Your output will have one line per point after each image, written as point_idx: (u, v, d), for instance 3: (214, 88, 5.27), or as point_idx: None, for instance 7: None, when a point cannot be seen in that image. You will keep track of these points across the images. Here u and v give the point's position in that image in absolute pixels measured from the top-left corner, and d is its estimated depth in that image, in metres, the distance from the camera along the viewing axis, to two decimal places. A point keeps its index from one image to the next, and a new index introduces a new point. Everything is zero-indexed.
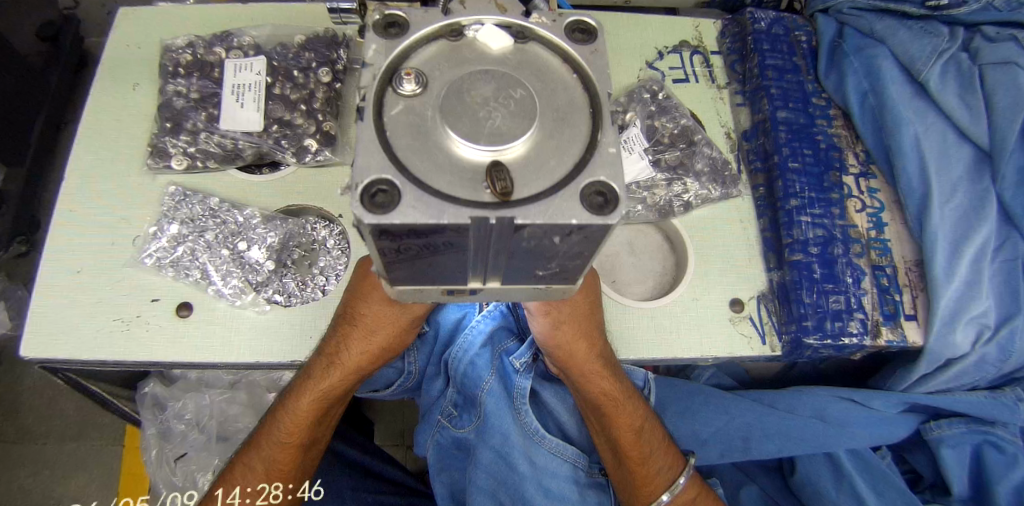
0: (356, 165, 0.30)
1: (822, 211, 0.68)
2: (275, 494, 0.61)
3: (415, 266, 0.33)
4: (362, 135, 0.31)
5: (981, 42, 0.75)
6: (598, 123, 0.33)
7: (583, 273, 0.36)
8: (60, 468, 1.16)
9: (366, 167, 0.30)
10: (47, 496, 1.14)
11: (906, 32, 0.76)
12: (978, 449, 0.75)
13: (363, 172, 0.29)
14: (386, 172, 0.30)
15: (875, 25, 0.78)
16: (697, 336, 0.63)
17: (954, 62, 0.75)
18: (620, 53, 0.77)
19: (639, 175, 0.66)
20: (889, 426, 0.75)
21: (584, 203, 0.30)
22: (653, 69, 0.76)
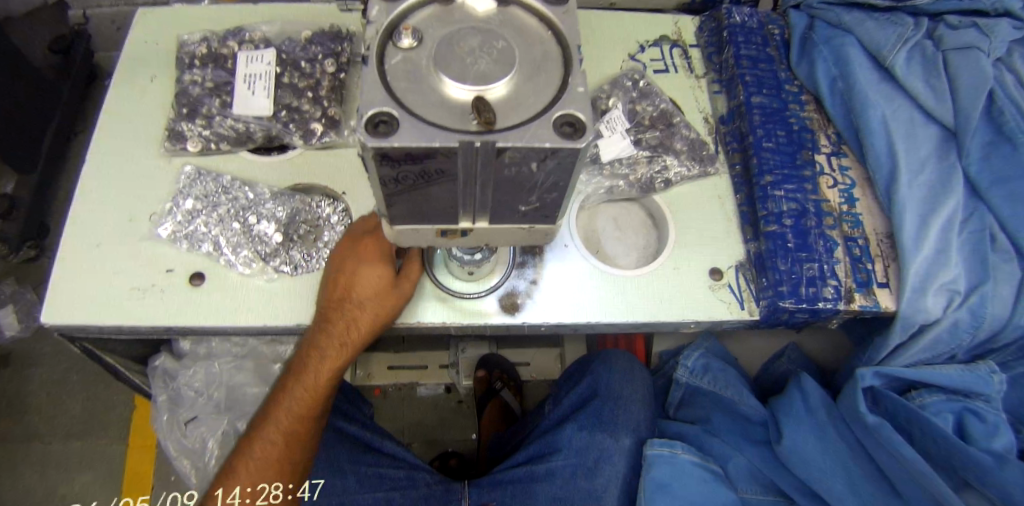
0: (361, 100, 0.36)
1: (796, 187, 0.72)
2: (276, 492, 0.68)
3: (413, 199, 0.40)
4: (366, 78, 0.37)
5: (943, 30, 0.81)
6: (570, 71, 0.39)
7: (559, 210, 0.42)
8: (64, 467, 1.20)
9: (369, 102, 0.36)
10: (50, 494, 1.17)
11: (872, 23, 0.81)
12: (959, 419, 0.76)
13: (366, 105, 0.35)
14: (386, 106, 0.36)
15: (843, 17, 0.83)
16: (681, 301, 0.67)
17: (919, 48, 0.80)
18: (603, 46, 0.82)
19: (619, 153, 0.71)
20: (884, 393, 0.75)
21: (557, 131, 0.35)
22: (635, 60, 0.81)
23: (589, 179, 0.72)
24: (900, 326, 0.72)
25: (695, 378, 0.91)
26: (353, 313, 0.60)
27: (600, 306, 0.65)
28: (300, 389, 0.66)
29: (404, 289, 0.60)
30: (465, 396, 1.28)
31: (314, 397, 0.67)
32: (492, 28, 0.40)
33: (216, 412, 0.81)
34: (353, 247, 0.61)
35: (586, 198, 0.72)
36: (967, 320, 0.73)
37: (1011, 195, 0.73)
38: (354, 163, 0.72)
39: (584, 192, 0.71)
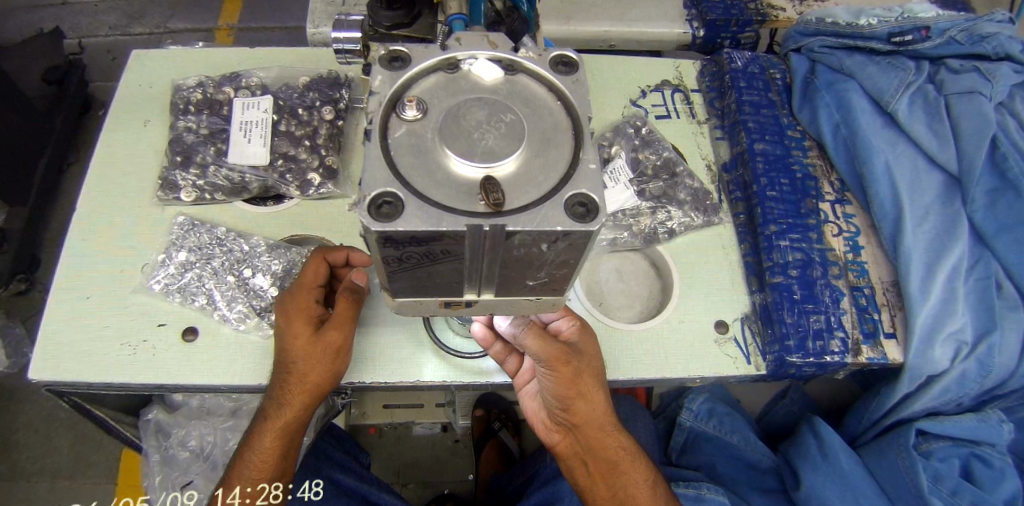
0: (363, 180, 0.34)
1: (801, 236, 0.70)
2: (275, 494, 0.63)
3: (416, 274, 0.38)
4: (368, 154, 0.35)
5: (945, 74, 0.81)
6: (580, 143, 0.37)
7: (567, 284, 0.40)
8: None
9: (372, 183, 0.34)
10: None
11: (873, 67, 0.81)
12: (967, 464, 0.76)
13: (369, 185, 0.34)
14: (389, 186, 0.34)
15: (845, 61, 0.83)
16: (685, 355, 0.64)
17: (921, 93, 0.80)
18: (603, 92, 0.81)
19: (625, 201, 0.70)
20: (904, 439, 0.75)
21: (568, 212, 0.34)
22: (637, 106, 0.80)
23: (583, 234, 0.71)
24: (910, 378, 0.70)
25: (699, 423, 0.87)
26: (298, 373, 0.56)
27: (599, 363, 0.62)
28: (266, 435, 0.60)
29: (331, 339, 0.56)
30: (462, 435, 1.25)
31: (273, 454, 0.61)
32: (499, 99, 0.38)
33: (211, 470, 0.78)
34: (289, 308, 0.58)
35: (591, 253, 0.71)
36: (975, 369, 0.72)
37: (1015, 241, 0.73)
38: (351, 214, 0.70)
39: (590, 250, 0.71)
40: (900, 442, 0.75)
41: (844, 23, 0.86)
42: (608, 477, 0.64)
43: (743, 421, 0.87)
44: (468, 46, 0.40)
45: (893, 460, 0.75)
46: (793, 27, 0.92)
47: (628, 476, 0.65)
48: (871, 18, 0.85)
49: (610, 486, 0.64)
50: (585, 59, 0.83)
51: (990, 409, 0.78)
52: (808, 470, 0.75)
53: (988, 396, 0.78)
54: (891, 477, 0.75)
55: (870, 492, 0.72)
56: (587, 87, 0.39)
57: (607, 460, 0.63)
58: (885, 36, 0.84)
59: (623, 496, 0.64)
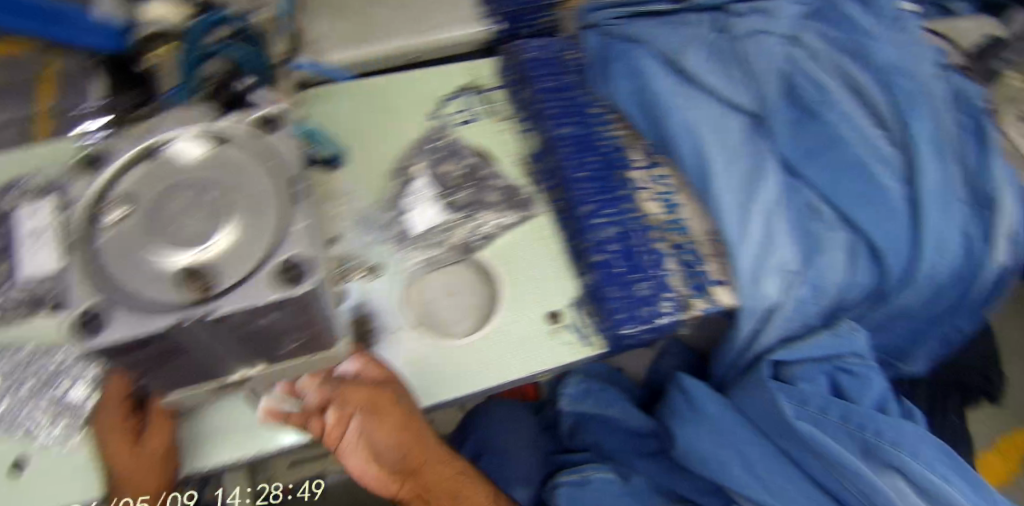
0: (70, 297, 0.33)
1: (617, 209, 0.75)
2: None
3: (165, 369, 0.38)
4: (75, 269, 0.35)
5: (730, 21, 0.89)
6: (291, 203, 0.37)
7: (324, 337, 0.41)
8: None
9: (80, 297, 0.34)
10: None
11: (662, 30, 0.88)
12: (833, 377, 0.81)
13: (78, 301, 0.34)
14: (98, 297, 0.34)
15: (634, 30, 0.89)
16: (523, 355, 0.67)
17: (711, 44, 0.87)
18: (404, 110, 0.83)
19: (434, 222, 0.74)
20: (768, 381, 0.78)
21: (274, 280, 0.34)
22: (436, 118, 0.82)
23: (399, 258, 0.72)
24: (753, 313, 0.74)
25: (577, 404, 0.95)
26: (128, 487, 0.57)
27: (450, 383, 0.66)
28: None
29: (152, 448, 0.56)
30: None
31: None
32: (203, 176, 0.38)
33: None
34: (106, 426, 0.57)
35: (406, 274, 0.71)
36: (812, 289, 0.76)
37: (825, 164, 0.81)
38: None
39: (403, 269, 0.71)
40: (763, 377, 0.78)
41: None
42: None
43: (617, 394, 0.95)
44: (169, 127, 0.39)
45: (760, 398, 0.79)
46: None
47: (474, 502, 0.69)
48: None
49: None
50: (383, 78, 0.85)
51: (842, 320, 0.81)
52: (681, 424, 0.82)
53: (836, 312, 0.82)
54: (760, 413, 0.79)
55: (737, 429, 0.80)
56: (291, 144, 0.40)
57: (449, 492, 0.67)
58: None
59: None
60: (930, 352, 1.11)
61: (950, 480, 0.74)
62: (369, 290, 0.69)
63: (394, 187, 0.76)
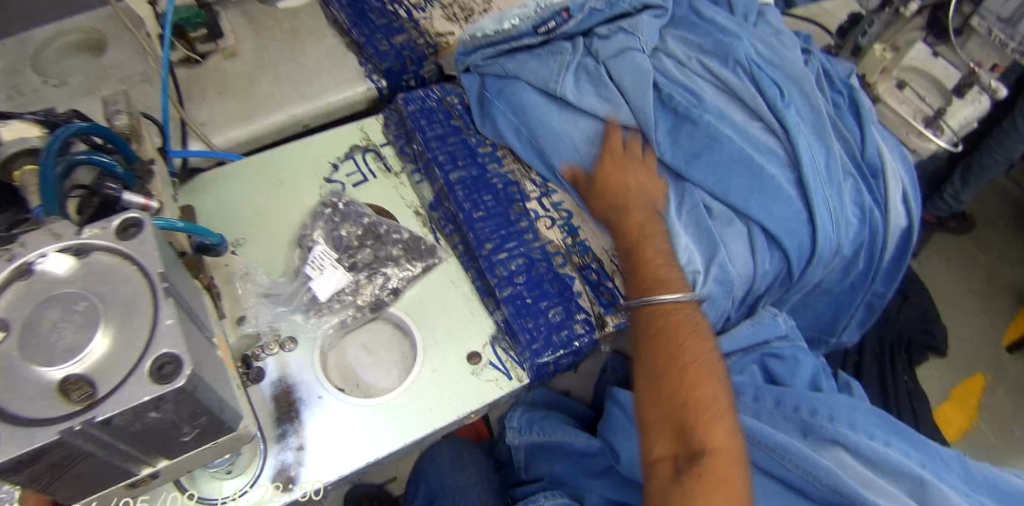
0: None
1: (518, 243, 0.84)
2: None
3: (61, 483, 0.39)
4: None
5: (598, 43, 0.94)
6: (158, 301, 0.39)
7: (223, 422, 0.43)
8: None
9: None
10: None
11: (534, 61, 0.93)
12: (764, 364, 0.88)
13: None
14: None
15: (507, 66, 0.95)
16: (450, 396, 0.74)
17: (583, 69, 0.93)
18: (300, 182, 0.90)
19: (337, 285, 0.78)
20: None
21: (153, 377, 0.36)
22: (333, 182, 0.91)
23: (314, 326, 0.77)
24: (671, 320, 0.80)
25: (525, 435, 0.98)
26: None
27: (395, 429, 0.71)
28: None
29: None
30: None
31: None
32: (75, 289, 0.39)
33: None
34: None
35: (322, 342, 0.76)
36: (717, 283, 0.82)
37: (707, 165, 0.86)
38: None
39: (318, 337, 0.76)
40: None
41: (492, 32, 0.96)
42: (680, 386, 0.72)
43: (558, 417, 0.98)
44: (34, 245, 0.40)
45: None
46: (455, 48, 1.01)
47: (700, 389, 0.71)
48: (513, 19, 0.96)
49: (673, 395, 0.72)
50: (277, 150, 0.93)
51: (764, 309, 0.90)
52: (621, 439, 0.84)
53: (754, 302, 0.91)
54: None
55: None
56: (156, 247, 0.41)
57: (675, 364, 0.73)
58: (532, 30, 0.95)
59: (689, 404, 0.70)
60: (855, 320, 1.21)
61: (890, 444, 0.79)
62: (286, 358, 0.74)
63: (296, 258, 0.82)
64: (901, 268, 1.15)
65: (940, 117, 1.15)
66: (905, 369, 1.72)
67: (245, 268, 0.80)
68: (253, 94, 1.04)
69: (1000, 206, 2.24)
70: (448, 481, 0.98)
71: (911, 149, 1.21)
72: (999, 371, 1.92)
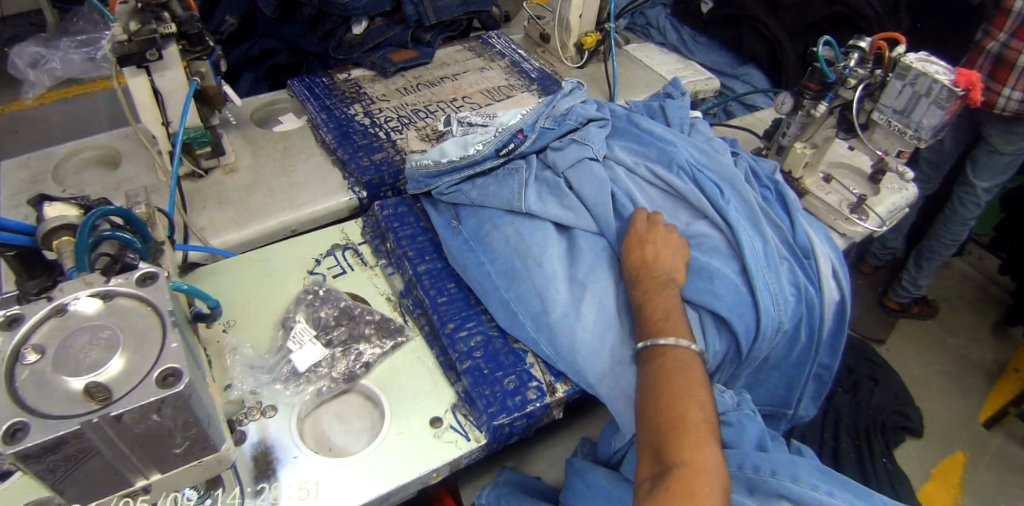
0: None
1: (477, 322, 0.93)
2: None
3: (73, 476, 0.48)
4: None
5: (552, 155, 1.07)
6: (166, 332, 0.50)
7: (210, 440, 0.53)
8: None
9: (1, 418, 0.43)
10: None
11: (494, 182, 1.05)
12: None
13: (0, 420, 0.43)
14: (17, 418, 0.43)
15: (470, 193, 1.05)
16: (413, 458, 0.79)
17: (544, 183, 1.04)
18: (286, 273, 1.00)
19: (315, 358, 0.85)
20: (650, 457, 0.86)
21: (158, 384, 0.46)
22: (315, 274, 1.01)
23: (292, 393, 0.83)
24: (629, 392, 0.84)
25: None
26: None
27: (359, 491, 0.75)
28: None
29: None
30: None
31: None
32: (101, 321, 0.50)
33: None
34: None
35: (300, 408, 0.82)
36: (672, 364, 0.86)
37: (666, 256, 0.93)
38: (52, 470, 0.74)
39: (296, 403, 0.82)
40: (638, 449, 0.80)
41: (458, 159, 1.08)
42: (680, 422, 0.69)
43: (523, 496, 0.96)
44: (70, 290, 0.51)
45: None
46: (414, 171, 1.11)
47: (688, 401, 0.71)
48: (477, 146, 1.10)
49: (685, 424, 0.69)
50: (266, 248, 1.04)
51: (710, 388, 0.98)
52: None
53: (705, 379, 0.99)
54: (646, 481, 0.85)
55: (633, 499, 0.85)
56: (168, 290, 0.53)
57: (681, 370, 0.75)
58: (494, 154, 1.09)
59: (681, 434, 0.68)
60: (807, 394, 1.18)
61: (835, 494, 0.83)
62: (266, 424, 0.80)
63: (280, 336, 0.90)
64: (842, 341, 1.15)
65: (865, 204, 1.33)
66: (883, 451, 1.70)
67: (235, 343, 0.88)
68: (249, 202, 1.18)
69: (958, 294, 2.36)
70: None
71: (844, 233, 1.36)
72: (979, 452, 1.92)
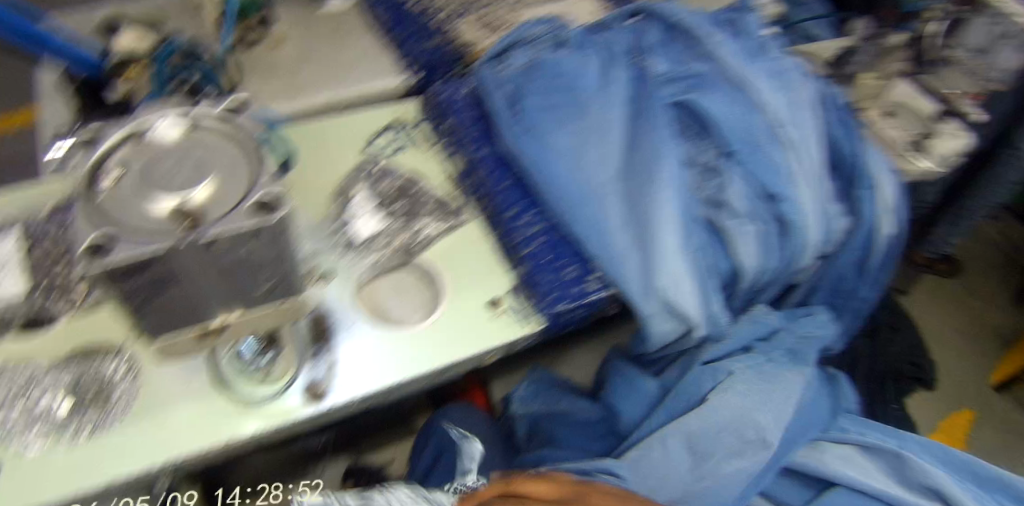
0: (81, 229, 0.41)
1: (539, 211, 0.87)
2: None
3: (157, 303, 0.46)
4: (84, 213, 0.43)
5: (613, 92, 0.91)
6: (258, 164, 0.45)
7: (292, 284, 0.50)
8: None
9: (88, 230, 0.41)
10: None
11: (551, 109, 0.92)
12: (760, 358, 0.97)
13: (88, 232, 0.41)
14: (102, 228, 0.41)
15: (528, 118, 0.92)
16: (471, 336, 0.78)
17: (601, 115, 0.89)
18: (343, 144, 0.95)
19: (375, 228, 0.86)
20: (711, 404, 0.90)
21: (253, 210, 0.42)
22: (371, 149, 0.94)
23: (351, 263, 0.83)
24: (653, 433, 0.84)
25: None
26: None
27: (417, 358, 0.75)
28: None
29: None
30: None
31: None
32: (185, 146, 0.46)
33: None
34: None
35: (358, 275, 0.82)
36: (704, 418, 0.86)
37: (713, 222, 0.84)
38: (105, 321, 0.73)
39: (354, 274, 0.82)
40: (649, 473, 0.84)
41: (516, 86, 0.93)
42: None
43: None
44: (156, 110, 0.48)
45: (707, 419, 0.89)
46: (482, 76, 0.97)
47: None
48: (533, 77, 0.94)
49: None
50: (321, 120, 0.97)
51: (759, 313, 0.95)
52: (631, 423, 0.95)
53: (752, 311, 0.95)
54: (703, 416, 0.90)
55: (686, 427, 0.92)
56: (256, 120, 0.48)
57: None
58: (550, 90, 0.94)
59: None
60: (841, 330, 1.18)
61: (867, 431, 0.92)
62: (323, 292, 0.79)
63: (336, 207, 0.88)
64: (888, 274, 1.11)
65: None
66: (894, 398, 1.73)
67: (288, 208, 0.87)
68: (299, 77, 1.13)
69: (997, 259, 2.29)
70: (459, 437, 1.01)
71: None
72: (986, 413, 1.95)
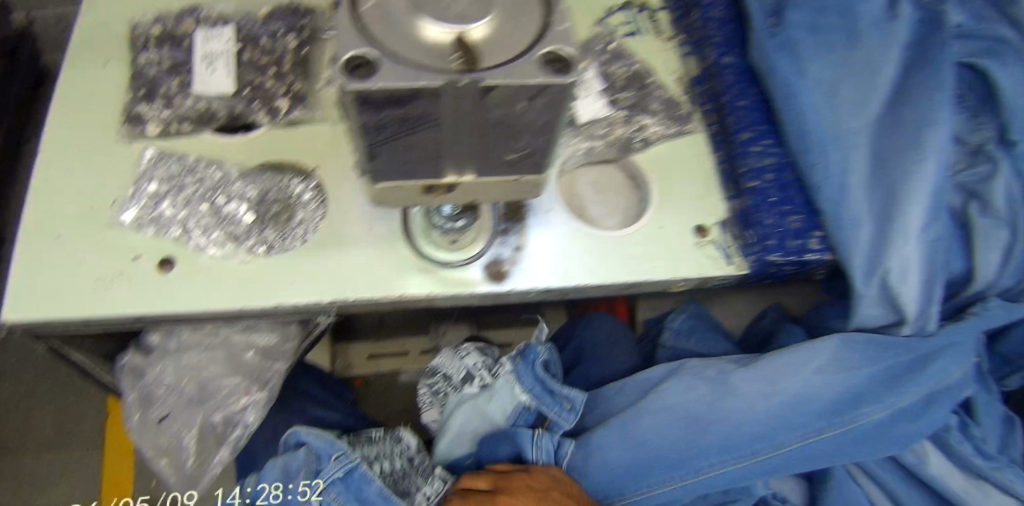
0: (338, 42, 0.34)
1: (775, 143, 0.75)
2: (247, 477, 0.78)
3: (397, 146, 0.40)
4: (339, 22, 0.35)
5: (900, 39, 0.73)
6: (549, 9, 0.37)
7: (546, 158, 0.43)
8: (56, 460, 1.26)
9: (346, 45, 0.34)
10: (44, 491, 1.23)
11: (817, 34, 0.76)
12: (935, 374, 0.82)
13: (348, 48, 0.34)
14: (364, 48, 0.34)
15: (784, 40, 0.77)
16: (670, 261, 0.69)
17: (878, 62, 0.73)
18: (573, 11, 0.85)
19: (596, 114, 0.77)
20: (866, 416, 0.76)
21: (545, 65, 0.34)
22: (604, 24, 0.84)
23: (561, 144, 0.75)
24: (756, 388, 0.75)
25: (681, 340, 0.91)
26: None
27: (607, 269, 0.67)
28: None
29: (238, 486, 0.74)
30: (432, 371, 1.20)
31: None
32: None
33: (190, 404, 0.77)
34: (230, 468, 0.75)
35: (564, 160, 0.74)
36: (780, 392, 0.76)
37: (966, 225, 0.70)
38: (301, 143, 0.72)
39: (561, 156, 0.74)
40: (699, 392, 0.76)
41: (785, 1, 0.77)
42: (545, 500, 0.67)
43: (723, 340, 0.91)
44: None
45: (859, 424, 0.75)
46: None
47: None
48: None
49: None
50: None
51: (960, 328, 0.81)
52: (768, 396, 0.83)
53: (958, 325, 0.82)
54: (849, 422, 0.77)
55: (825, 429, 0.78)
56: None
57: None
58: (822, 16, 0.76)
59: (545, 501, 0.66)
60: None
61: None
62: None
63: None
64: None
65: None
66: None
67: None
68: None
69: None
70: (600, 346, 0.93)
71: None
72: None
